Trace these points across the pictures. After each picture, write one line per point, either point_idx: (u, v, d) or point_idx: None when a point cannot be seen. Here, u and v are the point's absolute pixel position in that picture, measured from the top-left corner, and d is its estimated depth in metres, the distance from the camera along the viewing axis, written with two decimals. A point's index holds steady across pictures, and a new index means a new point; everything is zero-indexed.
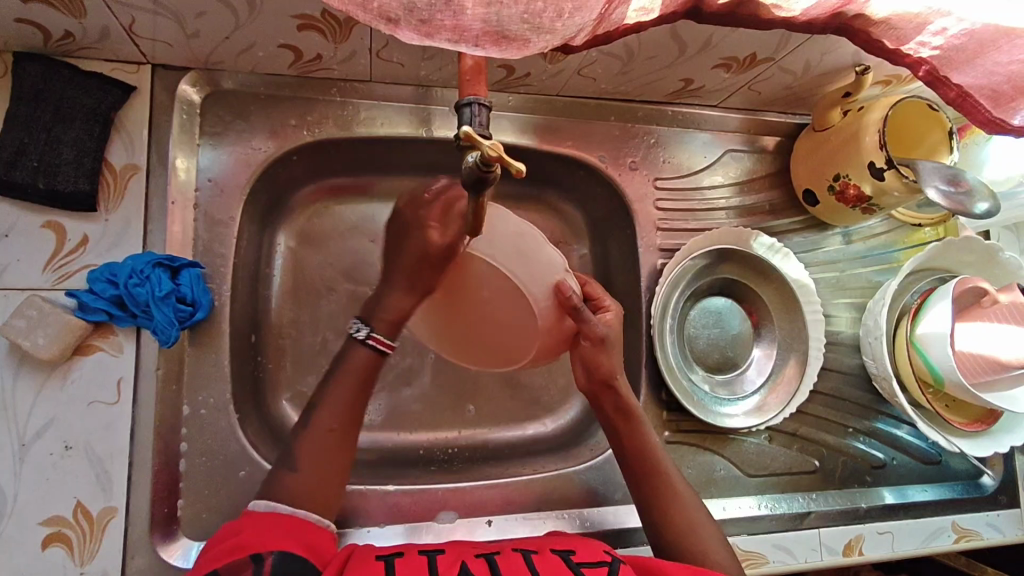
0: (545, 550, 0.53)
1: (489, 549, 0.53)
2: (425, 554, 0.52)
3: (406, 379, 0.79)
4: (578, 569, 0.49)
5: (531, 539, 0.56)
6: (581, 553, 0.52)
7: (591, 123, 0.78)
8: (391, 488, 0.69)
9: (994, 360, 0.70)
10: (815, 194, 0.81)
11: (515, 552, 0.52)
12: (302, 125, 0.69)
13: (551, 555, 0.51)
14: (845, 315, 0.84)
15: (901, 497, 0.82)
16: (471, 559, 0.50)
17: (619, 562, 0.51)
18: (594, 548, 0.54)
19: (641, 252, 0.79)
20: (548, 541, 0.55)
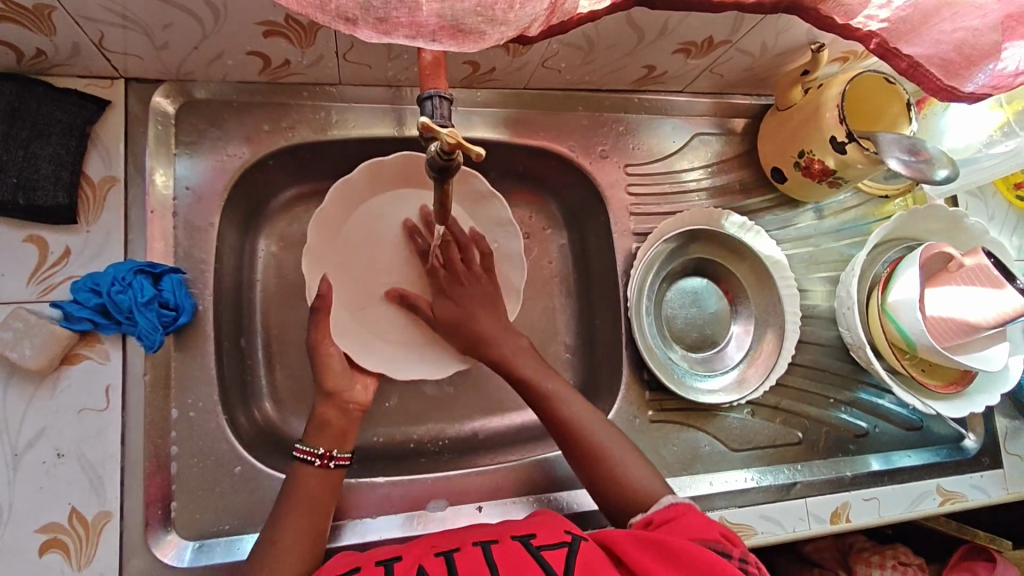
0: (506, 538, 0.54)
1: (449, 546, 0.53)
2: (383, 564, 0.52)
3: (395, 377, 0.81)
4: (538, 554, 0.50)
5: (492, 528, 0.57)
6: (542, 536, 0.53)
7: (560, 114, 0.80)
8: (381, 480, 0.70)
9: (964, 322, 0.72)
10: (782, 171, 0.82)
11: (475, 545, 0.53)
12: (276, 130, 0.70)
13: (511, 543, 0.52)
14: (820, 289, 0.86)
15: (886, 463, 0.84)
16: (429, 561, 0.51)
17: (579, 541, 0.53)
18: (555, 529, 0.55)
19: (616, 238, 0.81)
20: (510, 529, 0.56)
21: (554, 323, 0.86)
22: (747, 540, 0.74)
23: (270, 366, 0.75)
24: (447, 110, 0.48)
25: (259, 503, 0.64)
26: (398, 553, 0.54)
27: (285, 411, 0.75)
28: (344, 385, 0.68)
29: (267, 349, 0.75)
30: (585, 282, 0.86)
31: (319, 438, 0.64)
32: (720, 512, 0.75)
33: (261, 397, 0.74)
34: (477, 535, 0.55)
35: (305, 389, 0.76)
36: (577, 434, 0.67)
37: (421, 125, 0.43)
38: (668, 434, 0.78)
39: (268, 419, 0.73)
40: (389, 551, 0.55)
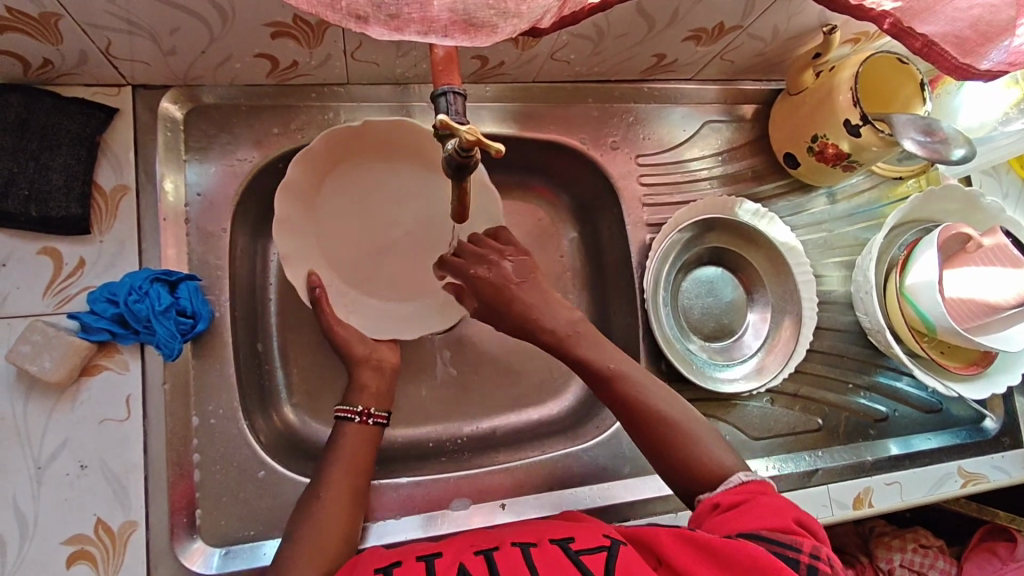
0: (544, 542, 0.53)
1: (488, 545, 0.53)
2: (422, 560, 0.51)
3: (412, 377, 0.80)
4: (578, 560, 0.49)
5: (527, 530, 0.56)
6: (580, 539, 0.53)
7: (570, 107, 0.79)
8: (403, 481, 0.70)
9: (983, 303, 0.72)
10: (795, 156, 0.82)
11: (514, 546, 0.52)
12: (285, 133, 0.69)
13: (550, 546, 0.52)
14: (835, 275, 0.86)
15: (906, 447, 0.84)
16: (469, 559, 0.50)
17: (619, 544, 0.52)
18: (593, 531, 0.54)
19: (629, 229, 0.80)
20: (546, 531, 0.55)
21: None
22: None
23: (287, 370, 0.75)
24: (463, 107, 0.47)
25: (283, 507, 0.64)
26: (436, 550, 0.53)
27: (304, 415, 0.75)
28: (368, 352, 0.69)
29: (283, 354, 0.75)
30: (599, 276, 0.85)
31: (357, 398, 0.66)
32: None
33: (280, 401, 0.74)
34: (514, 535, 0.55)
35: (323, 392, 0.76)
36: (644, 407, 0.65)
37: (438, 123, 0.43)
38: None
39: (288, 423, 0.73)
40: (426, 546, 0.54)
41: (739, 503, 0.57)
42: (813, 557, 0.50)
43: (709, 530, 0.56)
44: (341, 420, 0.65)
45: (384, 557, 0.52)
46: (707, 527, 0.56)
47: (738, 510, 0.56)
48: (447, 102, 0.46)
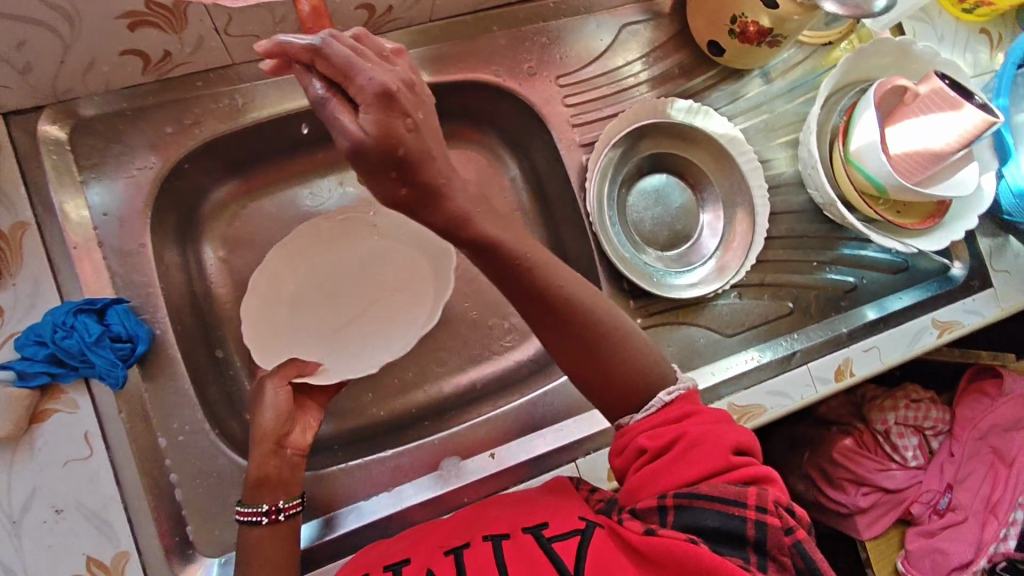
0: (516, 531, 0.54)
1: (459, 542, 0.54)
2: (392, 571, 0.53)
3: None
4: (549, 548, 0.50)
5: (502, 516, 0.57)
6: (552, 525, 0.54)
7: (476, 40, 0.75)
8: (387, 453, 0.71)
9: (927, 153, 0.70)
10: (718, 43, 0.79)
11: (486, 540, 0.53)
12: (182, 130, 0.66)
13: (523, 536, 0.53)
14: (782, 156, 0.85)
15: (881, 310, 0.85)
16: (438, 563, 0.52)
17: (593, 528, 0.52)
18: (567, 515, 0.55)
19: (563, 154, 0.77)
20: (519, 515, 0.56)
21: None
22: (756, 419, 0.75)
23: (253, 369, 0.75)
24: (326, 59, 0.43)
25: None
26: (405, 556, 0.55)
27: None
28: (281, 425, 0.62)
29: (245, 355, 0.75)
30: (546, 210, 0.84)
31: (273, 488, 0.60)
32: (728, 398, 0.76)
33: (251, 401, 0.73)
34: (488, 527, 0.56)
35: None
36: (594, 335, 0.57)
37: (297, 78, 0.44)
38: (661, 336, 0.77)
39: None
40: (396, 554, 0.55)
41: (671, 446, 0.53)
42: (760, 509, 0.49)
43: (644, 484, 0.53)
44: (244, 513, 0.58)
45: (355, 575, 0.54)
46: (640, 479, 0.54)
47: (670, 459, 0.52)
48: (306, 40, 0.43)
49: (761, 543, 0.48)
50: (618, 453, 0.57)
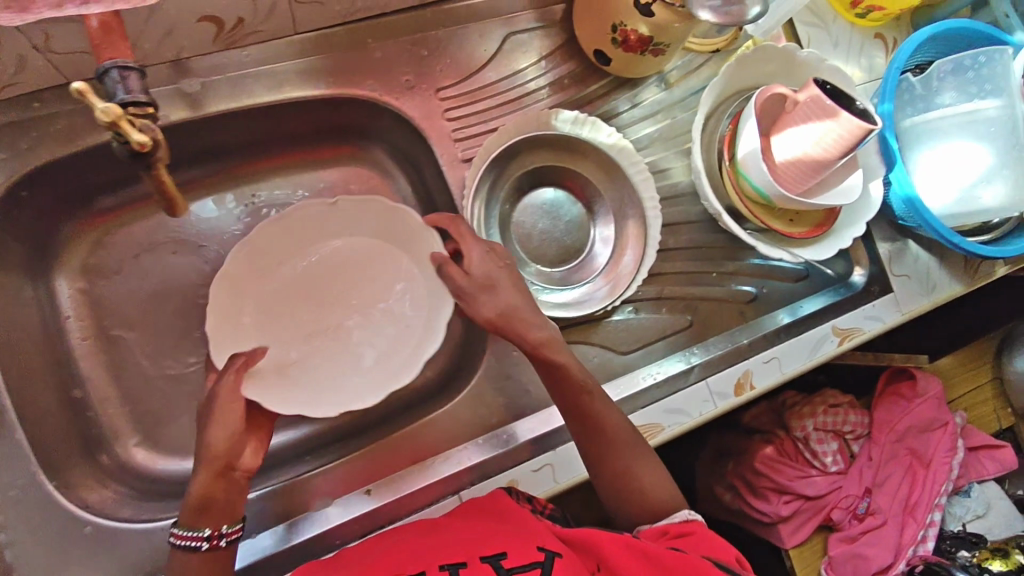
0: (474, 559, 0.50)
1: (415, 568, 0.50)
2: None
3: None
4: None
5: (450, 541, 0.53)
6: (512, 553, 0.51)
7: (350, 53, 0.72)
8: (251, 496, 0.67)
9: (810, 161, 0.68)
10: (604, 53, 0.76)
11: (442, 570, 0.49)
12: (16, 156, 0.61)
13: (481, 565, 0.50)
14: (679, 164, 0.83)
15: (794, 313, 0.84)
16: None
17: (552, 559, 0.51)
18: (524, 541, 0.53)
19: (445, 170, 0.74)
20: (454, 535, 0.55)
21: None
22: (653, 439, 0.73)
23: (115, 407, 0.72)
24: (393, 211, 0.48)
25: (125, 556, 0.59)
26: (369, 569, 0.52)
27: (148, 451, 0.72)
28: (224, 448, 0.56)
29: (106, 391, 0.72)
30: None
31: (199, 516, 0.55)
32: None
33: (112, 440, 0.70)
34: (437, 554, 0.51)
35: (161, 424, 0.73)
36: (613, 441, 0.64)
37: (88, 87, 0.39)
38: None
39: (126, 460, 0.70)
40: (362, 564, 0.52)
41: (688, 534, 0.60)
42: None
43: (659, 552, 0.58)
44: (177, 546, 0.54)
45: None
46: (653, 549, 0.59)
47: (687, 542, 0.59)
48: None
49: None
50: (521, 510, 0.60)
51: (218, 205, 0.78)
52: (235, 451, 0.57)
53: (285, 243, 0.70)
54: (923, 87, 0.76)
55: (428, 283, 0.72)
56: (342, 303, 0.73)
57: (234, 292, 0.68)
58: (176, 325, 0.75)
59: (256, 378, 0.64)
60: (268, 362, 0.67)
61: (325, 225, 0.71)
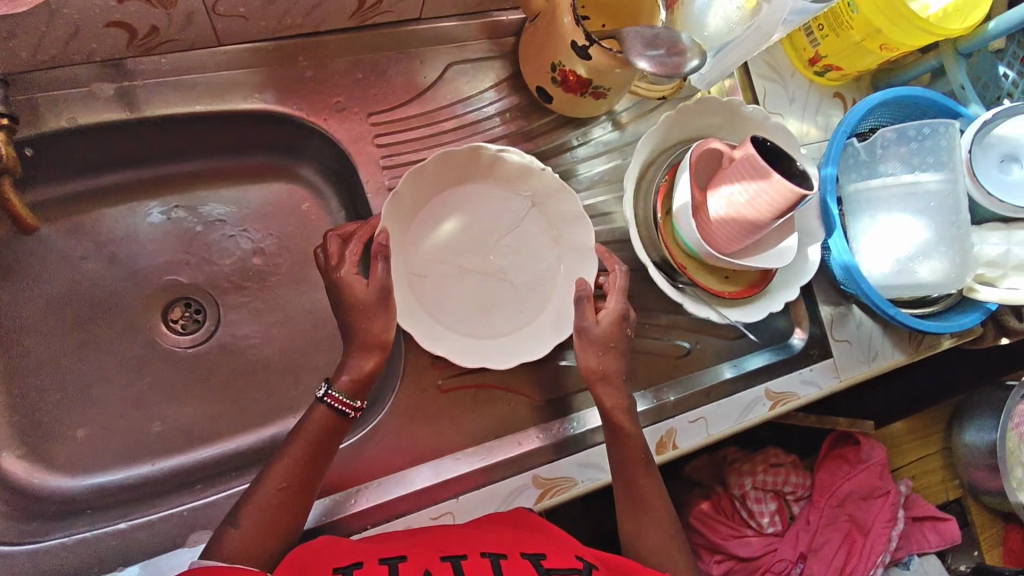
0: (515, 554, 0.57)
1: (455, 552, 0.56)
2: (386, 562, 0.53)
3: (177, 397, 0.75)
4: None
5: (494, 534, 0.59)
6: (550, 558, 0.58)
7: (280, 70, 0.70)
8: (122, 525, 0.62)
9: (744, 220, 0.65)
10: (546, 91, 0.74)
11: (483, 556, 0.55)
12: None
13: (521, 560, 0.56)
14: (619, 211, 0.80)
15: (739, 368, 0.82)
16: (436, 566, 0.53)
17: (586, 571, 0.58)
18: (562, 552, 0.59)
19: (369, 197, 0.72)
20: (508, 537, 0.59)
21: None
22: (563, 493, 0.69)
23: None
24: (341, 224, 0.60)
25: None
26: (400, 553, 0.55)
27: (31, 466, 0.68)
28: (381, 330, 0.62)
29: None
30: None
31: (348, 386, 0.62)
32: (533, 471, 0.69)
33: None
34: (485, 543, 0.57)
35: (50, 436, 0.69)
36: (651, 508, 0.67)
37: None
38: (466, 400, 0.71)
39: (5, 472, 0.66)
40: (391, 549, 0.55)
41: None
42: None
43: None
44: (327, 405, 0.61)
45: (349, 554, 0.54)
46: None
47: None
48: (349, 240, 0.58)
49: None
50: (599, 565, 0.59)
51: (150, 214, 0.77)
52: (358, 368, 0.63)
53: (440, 184, 0.70)
54: (867, 154, 0.74)
55: (488, 277, 0.71)
56: (527, 279, 0.72)
57: (407, 215, 0.68)
58: (81, 333, 0.73)
59: (399, 289, 0.67)
60: (401, 268, 0.68)
61: (483, 169, 0.71)
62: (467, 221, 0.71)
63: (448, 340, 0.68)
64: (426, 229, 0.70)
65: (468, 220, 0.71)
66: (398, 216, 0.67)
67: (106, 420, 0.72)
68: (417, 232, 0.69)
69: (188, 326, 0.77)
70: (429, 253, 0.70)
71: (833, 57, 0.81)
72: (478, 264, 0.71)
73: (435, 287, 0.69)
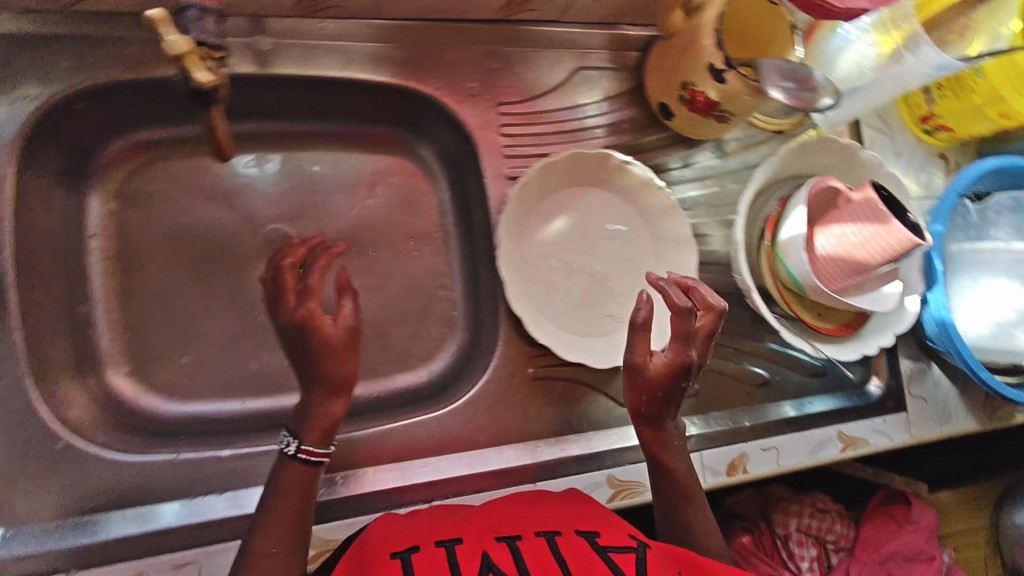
0: (569, 531, 0.57)
1: (510, 532, 0.56)
2: (443, 544, 0.53)
3: (268, 343, 0.77)
4: (604, 554, 0.54)
5: (548, 515, 0.59)
6: (605, 536, 0.57)
7: (422, 50, 0.73)
8: (224, 453, 0.65)
9: (850, 262, 0.67)
10: (669, 107, 0.77)
11: (539, 535, 0.55)
12: (77, 68, 0.61)
13: (577, 537, 0.56)
14: (717, 233, 0.82)
15: (801, 408, 0.82)
16: (492, 548, 0.53)
17: (643, 546, 0.56)
18: (618, 531, 0.58)
19: (487, 182, 0.75)
20: (574, 521, 0.59)
21: (437, 277, 0.83)
22: (633, 498, 0.70)
23: (113, 333, 0.72)
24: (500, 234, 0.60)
25: None
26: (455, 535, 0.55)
27: (135, 383, 0.72)
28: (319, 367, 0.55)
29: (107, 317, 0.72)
30: (468, 238, 0.83)
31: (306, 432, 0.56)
32: (608, 470, 0.70)
33: (103, 364, 0.71)
34: (537, 523, 0.58)
35: (155, 359, 0.73)
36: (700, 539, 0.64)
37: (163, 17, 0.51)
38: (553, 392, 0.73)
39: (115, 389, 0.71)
40: (447, 530, 0.56)
41: None
42: None
43: None
44: (291, 461, 0.56)
45: (401, 539, 0.55)
46: None
47: None
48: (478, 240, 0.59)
49: None
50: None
51: (263, 165, 0.79)
52: (326, 416, 0.56)
53: (563, 183, 0.73)
54: (979, 217, 0.77)
55: (590, 275, 0.74)
56: (625, 286, 0.75)
57: (528, 205, 0.72)
58: (191, 268, 0.76)
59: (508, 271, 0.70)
60: (512, 255, 0.71)
61: (605, 175, 0.74)
62: (579, 221, 0.74)
63: (551, 330, 0.71)
64: (541, 222, 0.73)
65: (581, 220, 0.75)
66: (520, 205, 0.71)
67: (206, 354, 0.75)
68: (531, 223, 0.73)
69: None
70: (540, 245, 0.73)
71: (946, 119, 0.83)
72: (584, 262, 0.74)
73: (539, 277, 0.72)
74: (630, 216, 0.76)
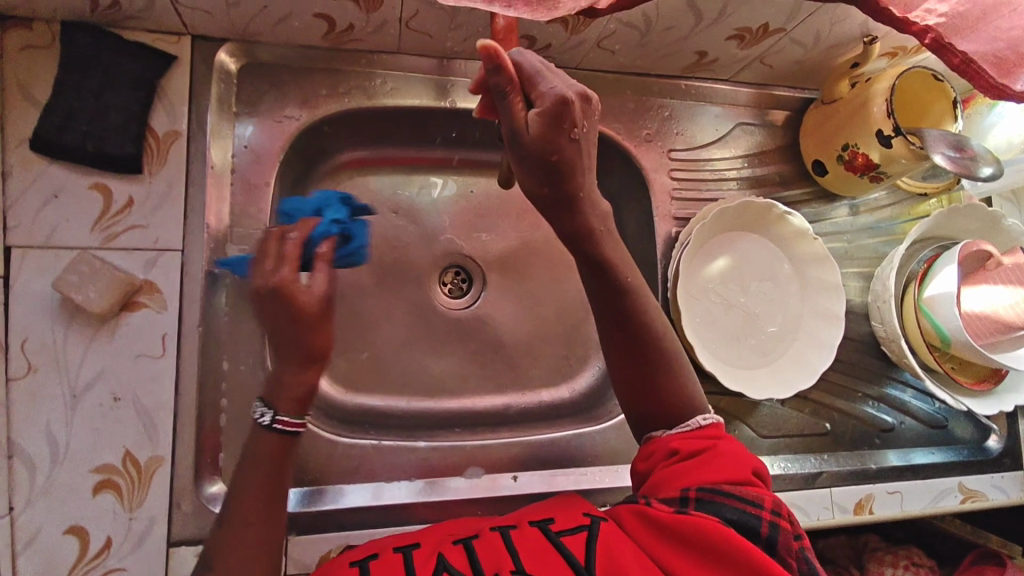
0: (524, 524, 0.53)
1: (467, 534, 0.52)
2: (402, 550, 0.50)
3: (436, 348, 0.84)
4: (556, 539, 0.50)
5: (510, 515, 0.56)
6: (560, 521, 0.53)
7: (609, 98, 0.81)
8: (419, 445, 0.73)
9: (999, 321, 0.73)
10: (823, 164, 0.84)
11: (493, 531, 0.51)
12: (332, 95, 0.71)
13: (531, 529, 0.52)
14: (855, 284, 0.87)
15: (906, 459, 0.85)
16: (448, 549, 0.49)
17: (597, 523, 0.52)
18: (572, 513, 0.55)
19: (656, 221, 0.82)
20: (525, 514, 0.56)
21: (588, 302, 0.90)
22: None
23: None
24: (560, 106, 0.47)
25: None
26: (415, 541, 0.52)
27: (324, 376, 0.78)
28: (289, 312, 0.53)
29: None
30: None
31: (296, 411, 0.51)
32: None
33: None
34: (495, 522, 0.54)
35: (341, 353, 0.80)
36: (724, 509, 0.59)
37: None
38: None
39: None
40: (404, 539, 0.53)
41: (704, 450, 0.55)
42: (773, 513, 0.51)
43: (667, 481, 0.54)
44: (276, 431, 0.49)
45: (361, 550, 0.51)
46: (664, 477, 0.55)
47: (698, 461, 0.54)
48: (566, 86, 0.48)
49: (772, 542, 0.50)
50: (645, 458, 0.59)
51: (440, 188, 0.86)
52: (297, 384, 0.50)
53: (727, 226, 0.81)
54: None
55: (747, 311, 0.81)
56: (777, 326, 0.81)
57: (697, 246, 0.79)
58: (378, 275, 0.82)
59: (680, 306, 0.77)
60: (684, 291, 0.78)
61: (764, 222, 0.81)
62: (739, 263, 0.82)
63: (715, 360, 0.77)
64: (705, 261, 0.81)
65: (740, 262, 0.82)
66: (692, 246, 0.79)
67: (383, 355, 0.82)
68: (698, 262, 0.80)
69: (455, 291, 0.86)
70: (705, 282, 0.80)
71: None
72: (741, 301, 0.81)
73: (703, 310, 0.79)
74: (784, 261, 0.83)
